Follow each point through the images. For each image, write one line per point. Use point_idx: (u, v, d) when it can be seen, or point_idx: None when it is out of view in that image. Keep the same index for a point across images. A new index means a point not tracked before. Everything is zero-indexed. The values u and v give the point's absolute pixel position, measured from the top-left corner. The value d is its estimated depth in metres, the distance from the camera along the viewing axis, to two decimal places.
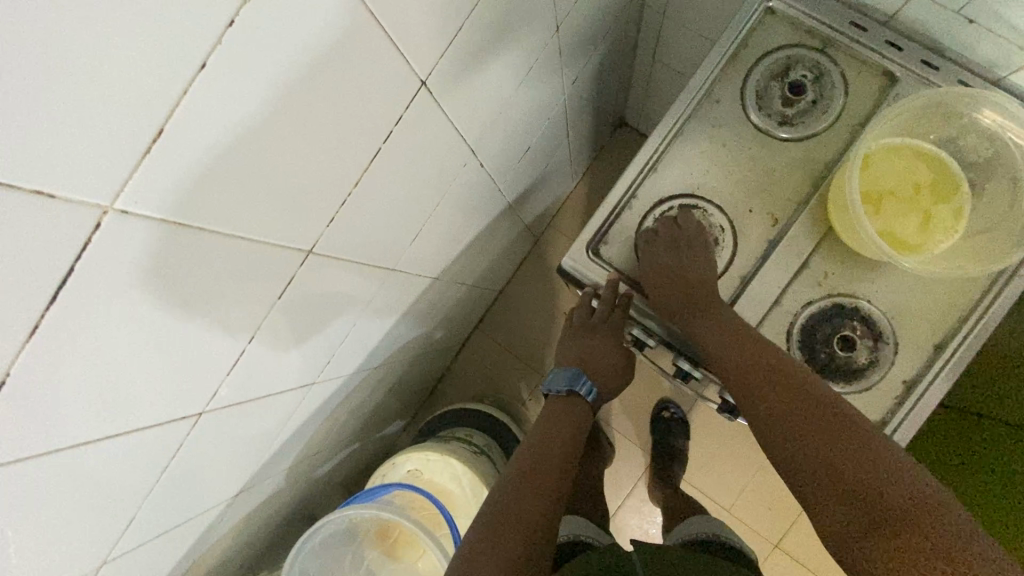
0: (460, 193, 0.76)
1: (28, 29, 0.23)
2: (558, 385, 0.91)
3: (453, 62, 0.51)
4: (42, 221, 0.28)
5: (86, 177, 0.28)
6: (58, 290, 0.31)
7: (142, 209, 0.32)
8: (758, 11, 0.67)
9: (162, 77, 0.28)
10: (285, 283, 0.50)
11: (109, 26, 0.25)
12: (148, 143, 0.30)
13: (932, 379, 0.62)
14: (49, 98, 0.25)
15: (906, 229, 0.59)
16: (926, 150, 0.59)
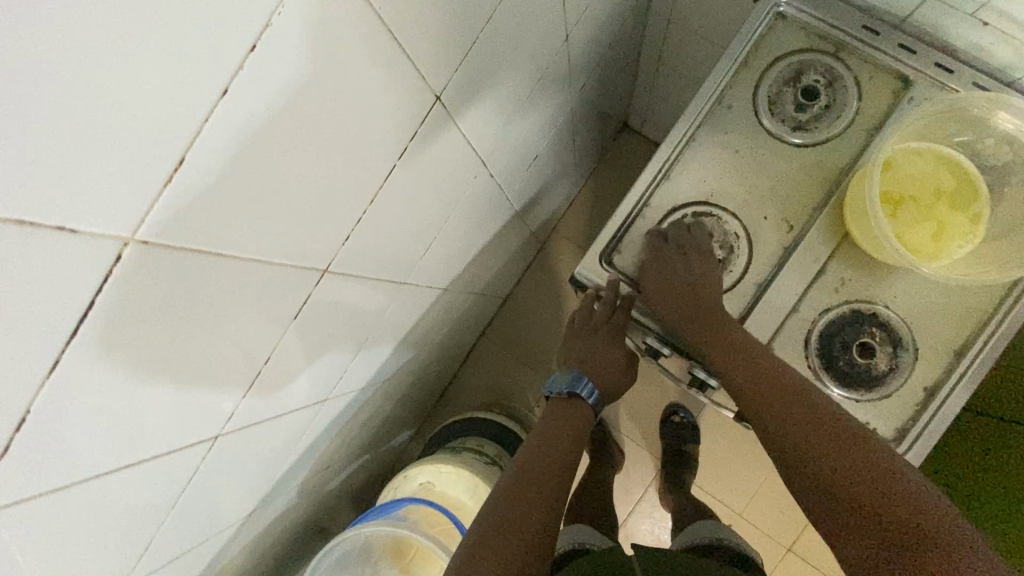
0: (470, 205, 0.76)
1: (55, 65, 0.22)
2: (559, 388, 0.90)
3: (466, 75, 0.51)
4: (66, 256, 0.27)
5: (109, 211, 0.28)
6: (80, 323, 0.30)
7: (162, 237, 0.32)
8: (769, 16, 0.67)
9: (185, 106, 0.28)
10: (300, 303, 0.50)
11: (134, 57, 0.25)
12: (169, 172, 0.29)
13: (954, 385, 0.61)
14: (73, 134, 0.24)
15: (926, 234, 0.58)
16: (949, 156, 0.58)
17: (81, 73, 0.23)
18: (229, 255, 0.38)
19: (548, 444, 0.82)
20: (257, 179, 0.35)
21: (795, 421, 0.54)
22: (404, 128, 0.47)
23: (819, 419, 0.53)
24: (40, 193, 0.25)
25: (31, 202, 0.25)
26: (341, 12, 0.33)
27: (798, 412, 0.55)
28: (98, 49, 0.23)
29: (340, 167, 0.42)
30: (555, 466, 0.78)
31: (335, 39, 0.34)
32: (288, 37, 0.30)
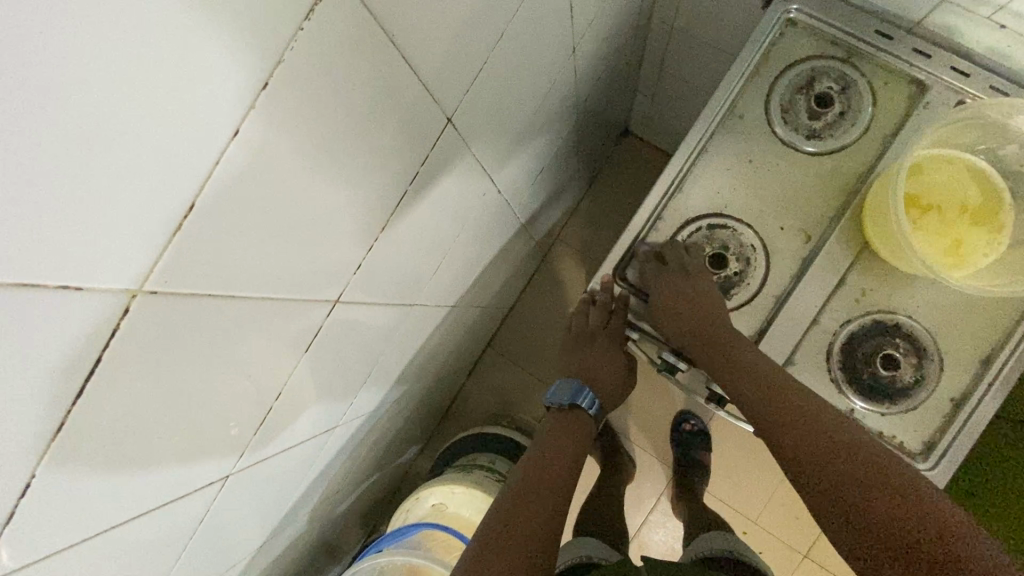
0: (477, 221, 0.74)
1: (58, 117, 0.21)
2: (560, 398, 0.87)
3: (475, 94, 0.49)
4: (73, 313, 0.26)
5: (115, 264, 0.26)
6: (86, 381, 0.28)
7: (172, 286, 0.30)
8: (779, 23, 0.65)
9: (192, 154, 0.26)
10: (311, 335, 0.48)
11: (141, 105, 0.23)
12: (178, 220, 0.28)
13: (982, 395, 0.59)
14: (75, 191, 0.23)
15: (949, 244, 0.57)
16: (977, 167, 0.57)
17: (86, 124, 0.22)
18: (242, 296, 0.36)
19: (553, 451, 0.81)
20: (269, 216, 0.34)
21: (812, 444, 0.54)
22: (415, 152, 0.45)
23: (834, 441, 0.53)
24: (42, 251, 0.23)
25: (34, 261, 0.23)
26: (352, 41, 0.31)
27: (815, 435, 0.54)
28: (104, 97, 0.22)
29: (351, 196, 0.41)
30: (558, 468, 0.78)
31: (345, 69, 0.32)
32: (298, 70, 0.29)
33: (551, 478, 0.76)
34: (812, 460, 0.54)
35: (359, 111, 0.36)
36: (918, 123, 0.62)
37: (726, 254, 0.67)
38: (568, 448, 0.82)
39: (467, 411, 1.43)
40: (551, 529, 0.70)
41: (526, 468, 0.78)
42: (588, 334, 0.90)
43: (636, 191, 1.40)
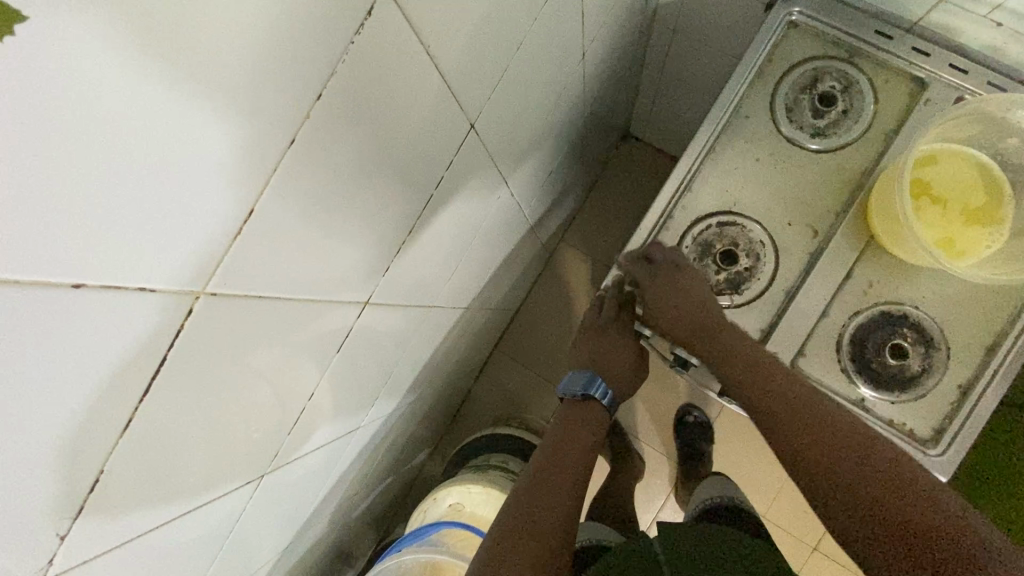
0: (491, 225, 0.76)
1: (128, 123, 0.22)
2: (574, 389, 0.88)
3: (495, 102, 0.51)
4: (141, 308, 0.27)
5: (187, 266, 0.29)
6: (155, 375, 0.31)
7: (231, 286, 0.32)
8: (782, 25, 0.68)
9: (250, 161, 0.28)
10: (340, 337, 0.50)
11: (200, 109, 0.24)
12: (238, 226, 0.30)
13: (989, 381, 0.61)
14: (160, 201, 0.25)
15: (950, 234, 0.59)
16: (988, 168, 0.59)
17: (152, 131, 0.23)
18: (283, 295, 0.38)
19: (568, 442, 0.82)
20: (311, 218, 0.36)
21: (833, 454, 0.56)
22: (438, 156, 0.47)
23: (860, 451, 0.56)
24: (109, 251, 0.24)
25: (100, 259, 0.24)
26: (389, 50, 0.33)
27: (838, 444, 0.56)
28: (167, 103, 0.23)
29: (380, 200, 0.42)
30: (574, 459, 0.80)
31: (382, 76, 0.34)
32: (341, 78, 0.31)
33: (568, 468, 0.79)
34: (835, 472, 0.56)
35: (391, 117, 0.38)
36: (918, 118, 0.64)
37: (736, 250, 0.68)
38: (581, 438, 0.84)
39: (476, 414, 1.44)
40: (569, 521, 0.73)
41: (541, 459, 0.80)
42: (600, 326, 0.89)
43: (638, 192, 1.42)
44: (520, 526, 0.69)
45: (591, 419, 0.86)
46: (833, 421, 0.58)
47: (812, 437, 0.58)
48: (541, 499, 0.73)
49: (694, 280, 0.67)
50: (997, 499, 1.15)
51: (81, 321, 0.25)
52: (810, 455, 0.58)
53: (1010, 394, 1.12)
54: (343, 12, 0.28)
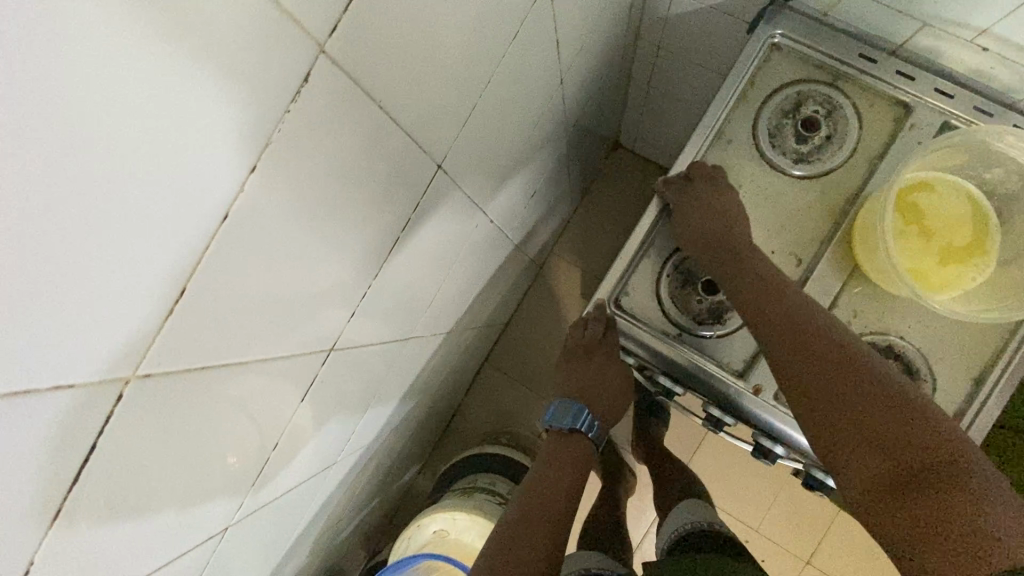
0: (469, 253, 0.75)
1: (108, 129, 0.21)
2: (560, 422, 0.87)
3: (465, 137, 0.50)
4: (81, 357, 0.25)
5: (114, 349, 0.27)
6: (80, 470, 0.29)
7: (166, 367, 0.31)
8: (765, 47, 0.66)
9: (184, 239, 0.27)
10: (307, 382, 0.48)
11: (196, 128, 0.24)
12: (171, 304, 0.28)
13: (976, 414, 0.60)
14: (94, 280, 0.24)
15: (926, 267, 0.58)
16: (987, 221, 0.57)
17: (152, 136, 0.23)
18: (236, 359, 0.36)
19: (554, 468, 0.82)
20: (263, 278, 0.34)
21: (847, 398, 0.52)
22: (406, 197, 0.46)
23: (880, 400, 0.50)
24: (75, 268, 0.23)
25: (68, 275, 0.23)
26: (340, 105, 0.31)
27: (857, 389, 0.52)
28: (165, 122, 0.23)
29: (342, 248, 0.41)
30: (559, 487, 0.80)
31: (335, 131, 0.32)
32: (291, 138, 0.29)
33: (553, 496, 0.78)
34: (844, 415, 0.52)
35: (351, 167, 0.36)
36: (904, 144, 0.63)
37: None
38: (566, 472, 0.82)
39: (466, 429, 1.43)
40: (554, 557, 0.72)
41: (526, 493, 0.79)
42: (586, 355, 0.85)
43: (628, 204, 1.40)
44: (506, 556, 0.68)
45: (575, 450, 0.86)
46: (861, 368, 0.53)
47: (826, 379, 0.54)
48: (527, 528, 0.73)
49: (727, 207, 0.65)
50: None
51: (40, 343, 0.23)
52: (812, 382, 0.54)
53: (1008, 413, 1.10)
54: (285, 78, 0.27)
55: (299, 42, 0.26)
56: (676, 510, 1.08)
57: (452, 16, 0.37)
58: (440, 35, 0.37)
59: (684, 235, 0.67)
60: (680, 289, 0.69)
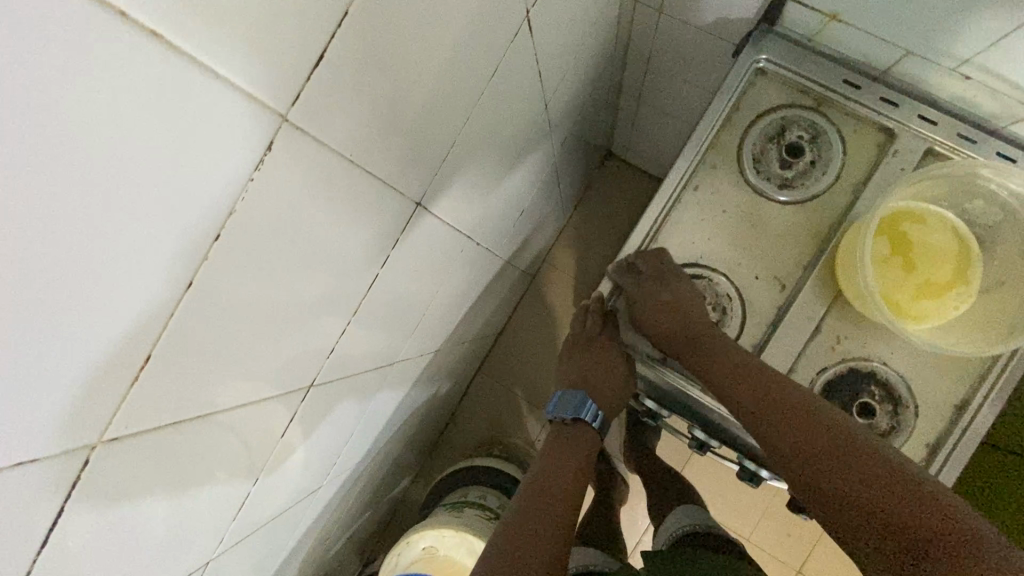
0: (455, 273, 0.75)
1: (120, 134, 0.21)
2: (563, 413, 0.78)
3: (441, 171, 0.50)
4: (74, 365, 0.26)
5: (80, 419, 0.28)
6: (49, 532, 0.30)
7: (133, 430, 0.32)
8: (749, 72, 0.66)
9: (145, 312, 0.27)
10: (288, 418, 0.51)
11: (202, 134, 0.24)
12: (136, 370, 0.29)
13: (957, 440, 0.60)
14: (53, 363, 0.24)
15: (898, 293, 0.58)
16: (968, 267, 0.57)
17: (159, 139, 0.23)
18: (206, 410, 0.37)
19: (563, 451, 0.75)
20: (236, 329, 0.35)
21: (817, 450, 0.54)
22: (383, 235, 0.46)
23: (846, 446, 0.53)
24: (70, 278, 0.23)
25: (61, 284, 0.23)
26: (309, 162, 0.32)
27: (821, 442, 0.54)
28: (170, 128, 0.23)
29: (318, 291, 0.41)
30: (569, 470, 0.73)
31: (305, 187, 0.33)
32: (258, 200, 0.30)
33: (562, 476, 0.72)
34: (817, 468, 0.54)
35: (324, 217, 0.36)
36: (888, 170, 0.63)
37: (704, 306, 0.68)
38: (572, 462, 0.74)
39: (459, 439, 1.43)
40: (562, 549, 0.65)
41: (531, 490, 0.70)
42: (585, 339, 0.79)
43: (620, 214, 1.40)
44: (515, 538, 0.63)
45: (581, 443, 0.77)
46: (819, 417, 0.55)
47: (793, 433, 0.56)
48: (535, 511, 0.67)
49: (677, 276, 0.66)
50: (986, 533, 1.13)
51: (39, 349, 0.23)
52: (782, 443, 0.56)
53: (998, 427, 1.09)
54: (250, 146, 0.27)
55: (260, 112, 0.27)
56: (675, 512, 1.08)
57: (424, 64, 0.37)
58: (412, 83, 0.37)
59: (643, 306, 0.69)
60: None
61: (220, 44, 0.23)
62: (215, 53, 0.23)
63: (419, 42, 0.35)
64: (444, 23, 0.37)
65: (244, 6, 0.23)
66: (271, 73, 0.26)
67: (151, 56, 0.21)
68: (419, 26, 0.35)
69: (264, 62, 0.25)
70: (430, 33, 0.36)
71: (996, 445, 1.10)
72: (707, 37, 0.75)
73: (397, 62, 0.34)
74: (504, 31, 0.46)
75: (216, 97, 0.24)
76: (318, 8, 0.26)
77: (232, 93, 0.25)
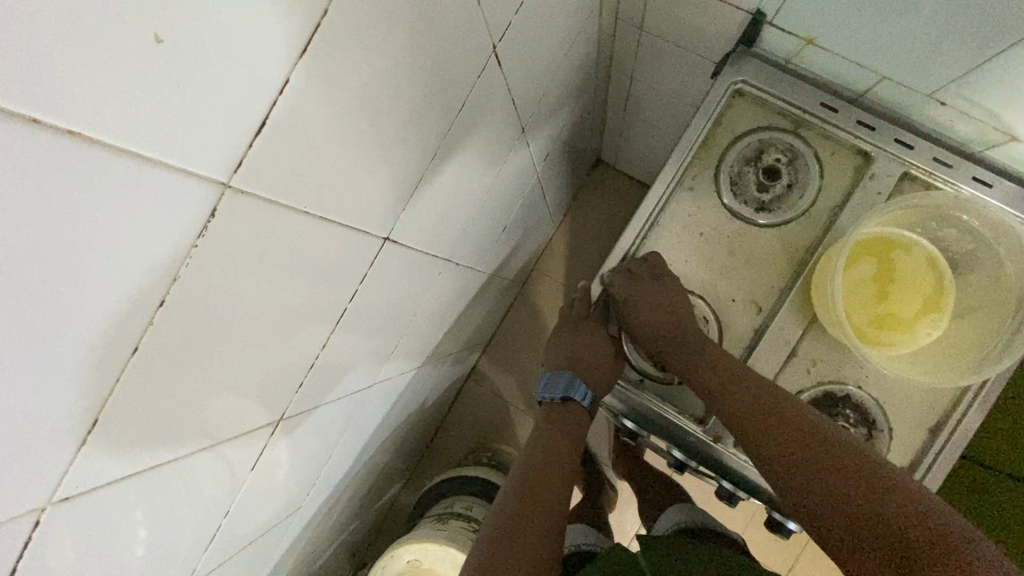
0: (436, 292, 0.75)
1: (90, 201, 0.22)
2: (552, 392, 0.75)
3: (412, 205, 0.50)
4: (19, 436, 0.26)
5: (25, 487, 0.28)
6: None
7: (82, 488, 0.32)
8: (727, 94, 0.66)
9: (91, 381, 0.27)
10: (254, 453, 0.51)
11: (173, 193, 0.25)
12: (83, 433, 0.29)
13: (930, 463, 0.61)
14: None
15: (860, 311, 0.60)
16: (937, 304, 0.58)
17: (129, 202, 0.23)
18: (162, 458, 0.37)
19: (551, 434, 0.73)
20: (195, 382, 0.35)
21: (815, 470, 0.53)
22: (350, 273, 0.46)
23: (850, 468, 0.51)
24: (17, 353, 0.23)
25: (10, 357, 0.23)
26: (265, 220, 0.32)
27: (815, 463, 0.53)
28: (140, 192, 0.24)
29: (282, 332, 0.41)
30: (560, 452, 0.71)
31: (262, 242, 0.33)
32: (214, 262, 0.30)
33: (551, 460, 0.70)
34: (815, 490, 0.52)
35: (283, 268, 0.36)
36: (864, 195, 0.63)
37: None
38: (562, 444, 0.72)
39: (448, 446, 1.44)
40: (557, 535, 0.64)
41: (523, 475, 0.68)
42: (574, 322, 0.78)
43: (608, 223, 1.40)
44: (505, 531, 0.61)
45: (572, 426, 0.74)
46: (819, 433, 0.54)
47: (790, 452, 0.55)
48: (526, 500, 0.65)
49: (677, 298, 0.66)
50: None
51: None
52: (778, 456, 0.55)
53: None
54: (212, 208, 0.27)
55: (206, 185, 0.26)
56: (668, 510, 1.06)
57: (385, 114, 0.37)
58: (374, 132, 0.37)
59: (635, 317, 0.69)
60: (641, 336, 0.73)
61: (162, 115, 0.23)
62: (146, 138, 0.22)
63: (379, 93, 0.35)
64: (405, 71, 0.37)
65: (178, 89, 0.23)
66: (214, 147, 0.25)
67: (76, 146, 0.20)
68: (379, 79, 0.34)
69: (205, 137, 0.25)
70: (391, 84, 0.36)
71: None
72: (687, 56, 0.75)
73: (357, 116, 0.34)
74: (472, 67, 0.46)
75: (152, 178, 0.24)
76: (265, 80, 0.26)
77: (171, 172, 0.24)
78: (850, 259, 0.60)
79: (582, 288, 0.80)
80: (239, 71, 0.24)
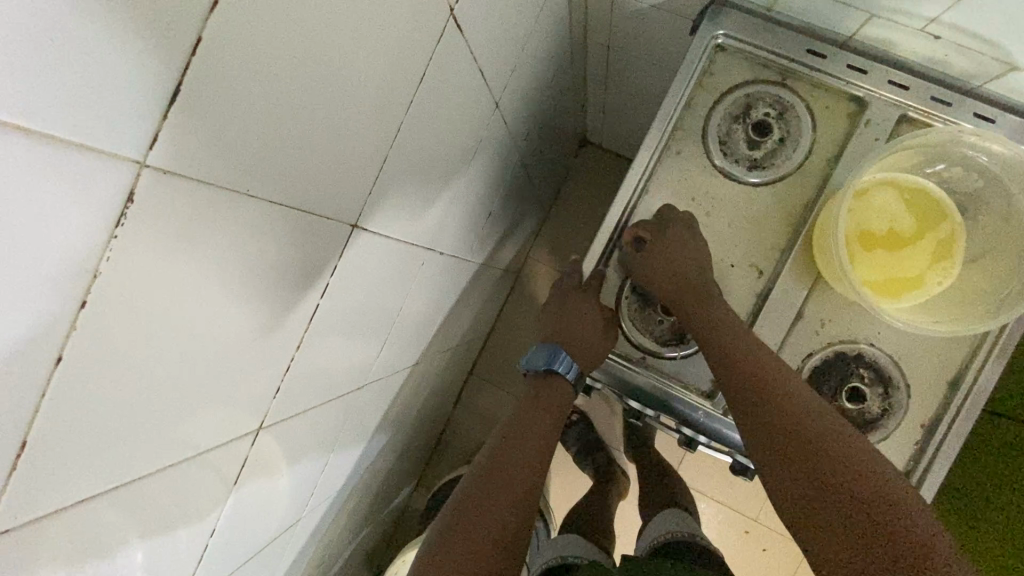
0: (424, 283, 0.73)
1: None
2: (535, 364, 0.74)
3: (384, 188, 0.47)
4: None
5: None
6: None
7: (28, 519, 0.28)
8: (709, 49, 0.63)
9: (11, 399, 0.24)
10: (237, 469, 0.47)
11: (76, 167, 0.22)
12: (13, 461, 0.25)
13: (953, 417, 0.58)
14: None
15: (863, 249, 0.57)
16: (943, 270, 0.56)
17: (17, 182, 0.20)
18: (128, 481, 0.34)
19: (536, 406, 0.70)
20: (149, 391, 0.31)
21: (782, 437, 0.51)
22: (321, 264, 0.42)
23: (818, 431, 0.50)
24: None
25: None
26: (205, 208, 0.29)
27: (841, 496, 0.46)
28: (30, 169, 0.20)
29: (250, 332, 0.38)
30: (542, 435, 0.67)
31: (206, 228, 0.29)
32: (144, 255, 0.26)
33: (534, 438, 0.66)
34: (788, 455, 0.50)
35: (237, 258, 0.33)
36: (860, 141, 0.60)
37: None
38: (541, 420, 0.68)
39: (456, 443, 1.41)
40: (529, 506, 0.59)
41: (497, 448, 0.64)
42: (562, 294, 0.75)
43: (599, 203, 1.36)
44: (474, 506, 0.57)
45: (554, 397, 0.71)
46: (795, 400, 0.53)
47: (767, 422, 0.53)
48: (502, 473, 0.60)
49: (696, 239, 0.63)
50: (998, 501, 1.08)
51: None
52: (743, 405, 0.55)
53: (998, 397, 1.04)
54: (130, 192, 0.24)
55: (111, 165, 0.23)
56: (658, 517, 0.96)
57: (331, 85, 0.33)
58: (319, 104, 0.33)
59: (647, 270, 0.65)
60: (639, 311, 0.70)
61: (39, 79, 0.19)
62: (25, 108, 0.19)
63: (322, 61, 0.32)
64: (351, 38, 0.33)
65: (55, 46, 0.19)
66: (115, 116, 0.22)
67: None
68: (318, 45, 0.31)
69: (103, 107, 0.22)
70: (334, 46, 0.32)
71: (1002, 416, 1.05)
72: (664, 15, 0.71)
73: (294, 82, 0.30)
74: (432, 35, 0.43)
75: (41, 156, 0.20)
76: (165, 39, 0.23)
77: (62, 146, 0.21)
78: (868, 194, 0.57)
79: (574, 268, 0.77)
80: (126, 25, 0.21)
